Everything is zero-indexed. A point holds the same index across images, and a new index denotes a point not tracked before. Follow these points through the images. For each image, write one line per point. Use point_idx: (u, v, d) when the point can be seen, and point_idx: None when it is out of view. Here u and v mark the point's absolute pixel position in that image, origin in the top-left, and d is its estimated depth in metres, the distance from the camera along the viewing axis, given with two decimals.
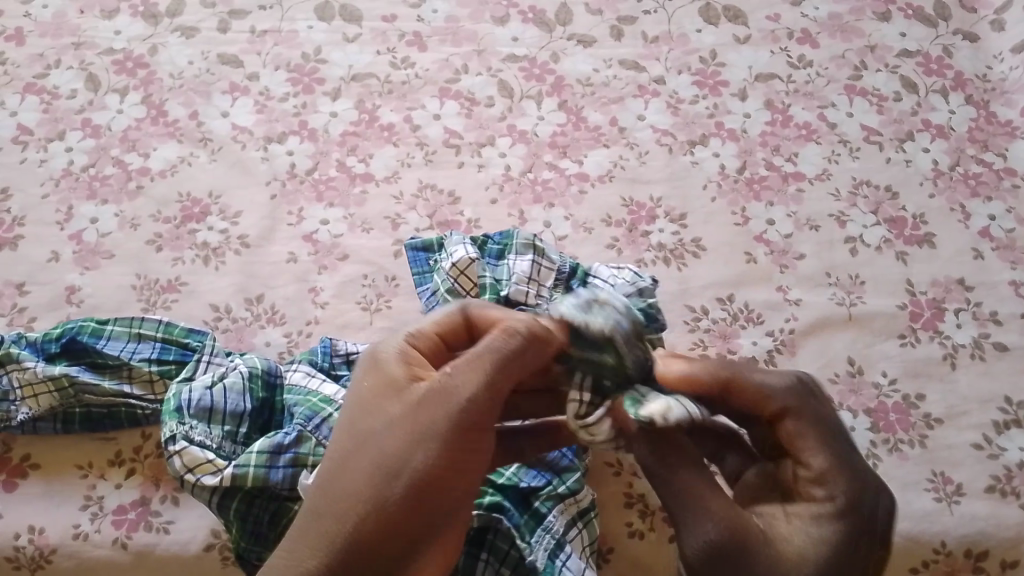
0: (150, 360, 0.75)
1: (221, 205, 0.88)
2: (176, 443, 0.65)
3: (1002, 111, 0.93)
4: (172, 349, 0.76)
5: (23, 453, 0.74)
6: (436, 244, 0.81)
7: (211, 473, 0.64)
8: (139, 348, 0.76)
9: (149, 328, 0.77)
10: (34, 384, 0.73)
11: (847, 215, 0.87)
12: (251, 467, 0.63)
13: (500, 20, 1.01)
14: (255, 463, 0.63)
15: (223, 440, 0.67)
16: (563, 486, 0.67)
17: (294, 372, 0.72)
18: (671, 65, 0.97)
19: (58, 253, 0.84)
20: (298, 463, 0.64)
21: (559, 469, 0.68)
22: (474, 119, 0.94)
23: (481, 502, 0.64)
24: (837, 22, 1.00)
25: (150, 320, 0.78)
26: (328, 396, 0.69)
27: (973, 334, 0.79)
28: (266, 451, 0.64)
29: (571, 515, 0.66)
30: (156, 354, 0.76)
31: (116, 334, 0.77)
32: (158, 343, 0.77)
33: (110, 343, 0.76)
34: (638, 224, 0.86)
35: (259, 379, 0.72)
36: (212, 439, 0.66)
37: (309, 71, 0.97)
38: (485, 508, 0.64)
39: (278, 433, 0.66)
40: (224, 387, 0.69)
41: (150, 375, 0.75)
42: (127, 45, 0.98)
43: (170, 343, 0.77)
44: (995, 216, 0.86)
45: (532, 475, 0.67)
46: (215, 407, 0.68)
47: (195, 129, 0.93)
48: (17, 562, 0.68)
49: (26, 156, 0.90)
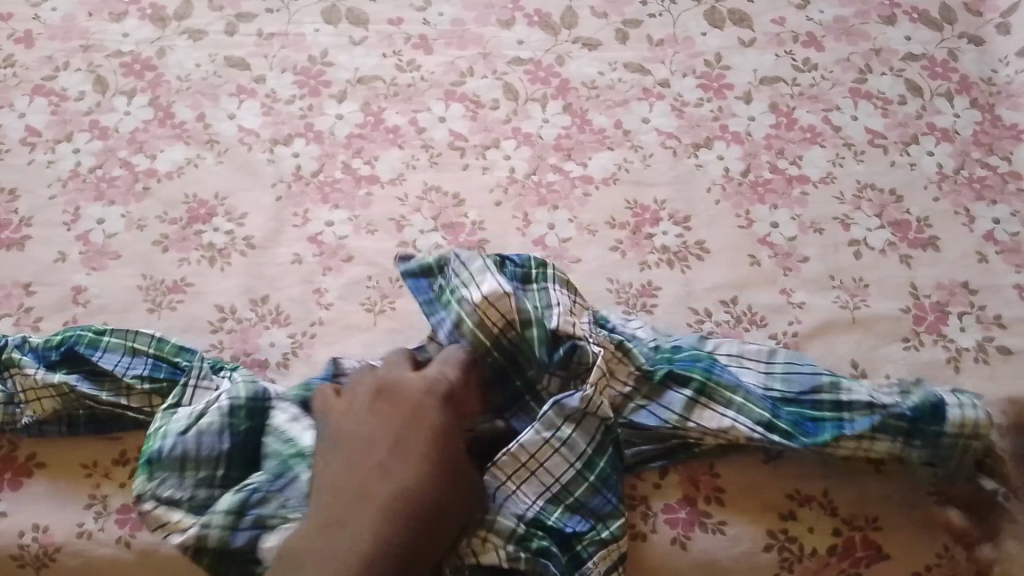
0: (142, 376, 0.75)
1: (227, 207, 0.88)
2: (145, 502, 0.66)
3: (1007, 115, 0.93)
4: (163, 366, 0.76)
5: (29, 453, 0.74)
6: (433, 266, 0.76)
7: (179, 531, 0.64)
8: (132, 363, 0.76)
9: (142, 343, 0.77)
10: (36, 389, 0.73)
11: (851, 218, 0.87)
12: (215, 528, 0.63)
13: (506, 24, 1.01)
14: (220, 526, 0.63)
15: (197, 488, 0.67)
16: (606, 530, 0.67)
17: (277, 412, 0.71)
18: (676, 69, 0.97)
19: (65, 254, 0.85)
20: (262, 527, 0.64)
21: (602, 514, 0.68)
22: (479, 121, 0.94)
23: (528, 546, 0.63)
24: (842, 25, 1.00)
25: (144, 334, 0.77)
26: (301, 450, 0.68)
27: (977, 338, 0.79)
28: (230, 513, 0.64)
29: (613, 560, 0.66)
30: (147, 370, 0.75)
31: (112, 346, 0.77)
32: (150, 358, 0.76)
33: (106, 355, 0.76)
34: (642, 226, 0.87)
35: (240, 414, 0.70)
36: (183, 490, 0.67)
37: (316, 74, 0.97)
38: (531, 553, 0.63)
39: (245, 489, 0.65)
40: (200, 431, 0.69)
41: (143, 392, 0.74)
42: (135, 47, 0.99)
43: (160, 360, 0.76)
44: (999, 219, 0.86)
45: (574, 520, 0.67)
46: (188, 454, 0.68)
47: (202, 131, 0.93)
48: (22, 560, 0.69)
49: (34, 158, 0.91)
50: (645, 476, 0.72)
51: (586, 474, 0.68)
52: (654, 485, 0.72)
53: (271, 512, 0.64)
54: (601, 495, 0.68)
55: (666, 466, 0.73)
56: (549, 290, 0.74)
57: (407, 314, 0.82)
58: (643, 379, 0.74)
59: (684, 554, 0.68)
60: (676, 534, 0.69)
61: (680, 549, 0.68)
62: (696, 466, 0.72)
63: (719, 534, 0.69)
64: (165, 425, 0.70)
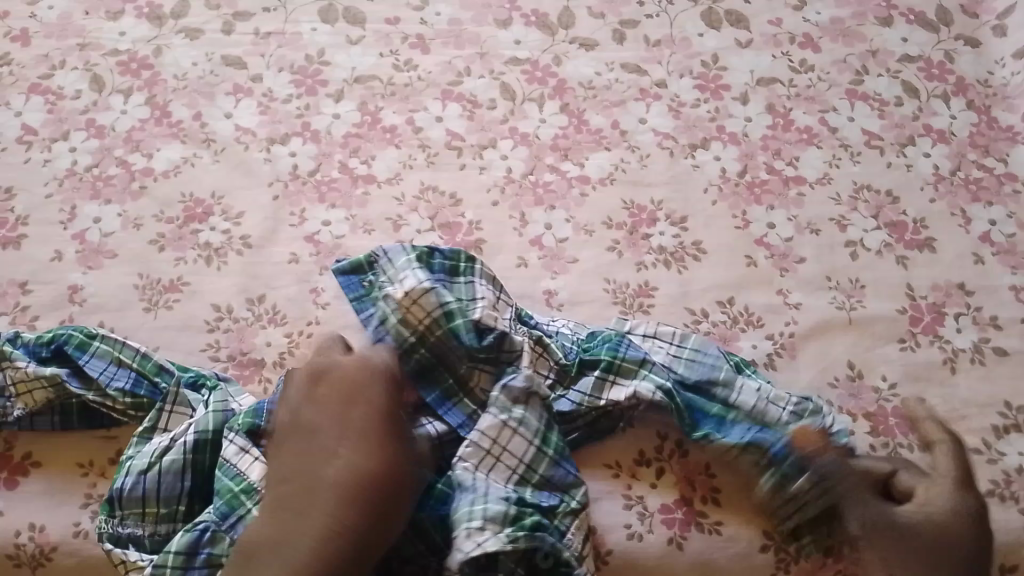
0: (124, 390, 0.74)
1: (223, 206, 0.88)
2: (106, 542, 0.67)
3: (1003, 116, 0.93)
4: (145, 383, 0.75)
5: (24, 451, 0.74)
6: (364, 265, 0.81)
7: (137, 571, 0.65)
8: (116, 375, 0.75)
9: (128, 354, 0.76)
10: (27, 381, 0.74)
11: (848, 219, 0.87)
12: (167, 569, 0.64)
13: (503, 23, 1.01)
14: (172, 565, 0.64)
15: (159, 525, 0.68)
16: (575, 500, 0.68)
17: (227, 444, 0.69)
18: (673, 69, 0.97)
19: (61, 252, 0.84)
20: (213, 565, 0.64)
21: (566, 485, 0.69)
22: (476, 121, 0.94)
23: (524, 524, 0.64)
24: (839, 26, 1.00)
25: (130, 345, 0.76)
26: (251, 486, 0.67)
27: (973, 339, 0.79)
28: (182, 552, 0.64)
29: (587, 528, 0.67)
30: (129, 385, 0.75)
31: (99, 352, 0.76)
32: (134, 372, 0.76)
33: (93, 362, 0.75)
34: (639, 226, 0.87)
35: (200, 450, 0.70)
36: (143, 527, 0.67)
37: (313, 73, 0.97)
38: (529, 530, 0.63)
39: (195, 528, 0.66)
40: (160, 470, 0.68)
41: (124, 405, 0.74)
42: (132, 46, 0.99)
43: (143, 377, 0.75)
44: (995, 221, 0.86)
45: (545, 495, 0.68)
46: (148, 495, 0.68)
47: (198, 130, 0.93)
48: (18, 560, 0.69)
49: (31, 156, 0.90)
50: (641, 476, 0.72)
51: (545, 449, 0.69)
52: (650, 485, 0.72)
53: (222, 551, 0.65)
54: (562, 468, 0.69)
55: (661, 466, 0.73)
56: (473, 282, 0.78)
57: None
58: (562, 372, 0.76)
59: (680, 555, 0.68)
60: (673, 534, 0.69)
61: (676, 550, 0.69)
62: (692, 466, 0.73)
63: (715, 534, 0.69)
64: (131, 459, 0.70)
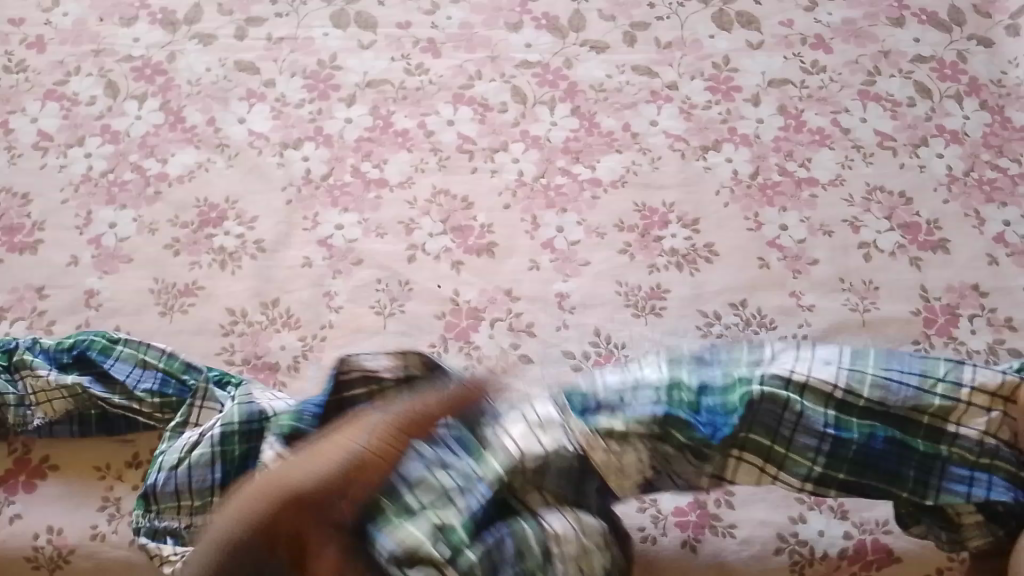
0: (152, 392, 0.73)
1: (237, 210, 0.89)
2: (143, 537, 0.66)
3: (1017, 116, 0.93)
4: (171, 383, 0.74)
5: (42, 454, 0.75)
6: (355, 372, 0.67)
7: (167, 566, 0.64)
8: (143, 376, 0.74)
9: (152, 356, 0.75)
10: (48, 391, 0.73)
11: (861, 220, 0.87)
12: None
13: (514, 27, 1.01)
14: None
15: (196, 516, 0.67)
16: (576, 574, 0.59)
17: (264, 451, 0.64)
18: (684, 71, 0.98)
19: (77, 257, 0.85)
20: None
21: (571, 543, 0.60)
22: (488, 124, 0.94)
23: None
24: (851, 27, 1.00)
25: (154, 347, 0.75)
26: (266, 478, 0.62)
27: (987, 340, 0.79)
28: None
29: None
30: (157, 385, 0.73)
31: (124, 356, 0.74)
32: (160, 372, 0.74)
33: (118, 365, 0.74)
34: (651, 228, 0.87)
35: (234, 436, 0.67)
36: (179, 518, 0.67)
37: (325, 77, 0.98)
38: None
39: None
40: (190, 464, 0.67)
41: (152, 406, 0.73)
42: (146, 52, 1.00)
43: (169, 376, 0.74)
44: (1010, 221, 0.86)
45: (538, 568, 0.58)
46: (181, 488, 0.67)
47: (212, 135, 0.94)
48: (36, 562, 0.69)
49: (47, 162, 0.91)
50: None
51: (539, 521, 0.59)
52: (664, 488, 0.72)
53: None
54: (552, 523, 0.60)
55: None
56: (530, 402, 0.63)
57: (416, 315, 0.82)
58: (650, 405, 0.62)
59: (695, 557, 0.69)
60: (687, 537, 0.70)
61: (691, 552, 0.69)
62: None
63: (729, 537, 0.69)
64: (163, 454, 0.69)
